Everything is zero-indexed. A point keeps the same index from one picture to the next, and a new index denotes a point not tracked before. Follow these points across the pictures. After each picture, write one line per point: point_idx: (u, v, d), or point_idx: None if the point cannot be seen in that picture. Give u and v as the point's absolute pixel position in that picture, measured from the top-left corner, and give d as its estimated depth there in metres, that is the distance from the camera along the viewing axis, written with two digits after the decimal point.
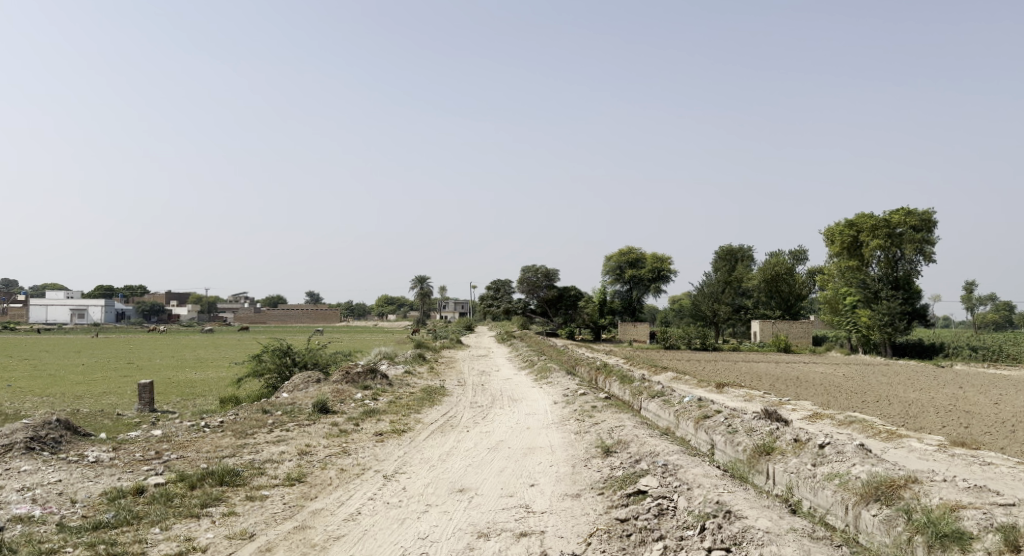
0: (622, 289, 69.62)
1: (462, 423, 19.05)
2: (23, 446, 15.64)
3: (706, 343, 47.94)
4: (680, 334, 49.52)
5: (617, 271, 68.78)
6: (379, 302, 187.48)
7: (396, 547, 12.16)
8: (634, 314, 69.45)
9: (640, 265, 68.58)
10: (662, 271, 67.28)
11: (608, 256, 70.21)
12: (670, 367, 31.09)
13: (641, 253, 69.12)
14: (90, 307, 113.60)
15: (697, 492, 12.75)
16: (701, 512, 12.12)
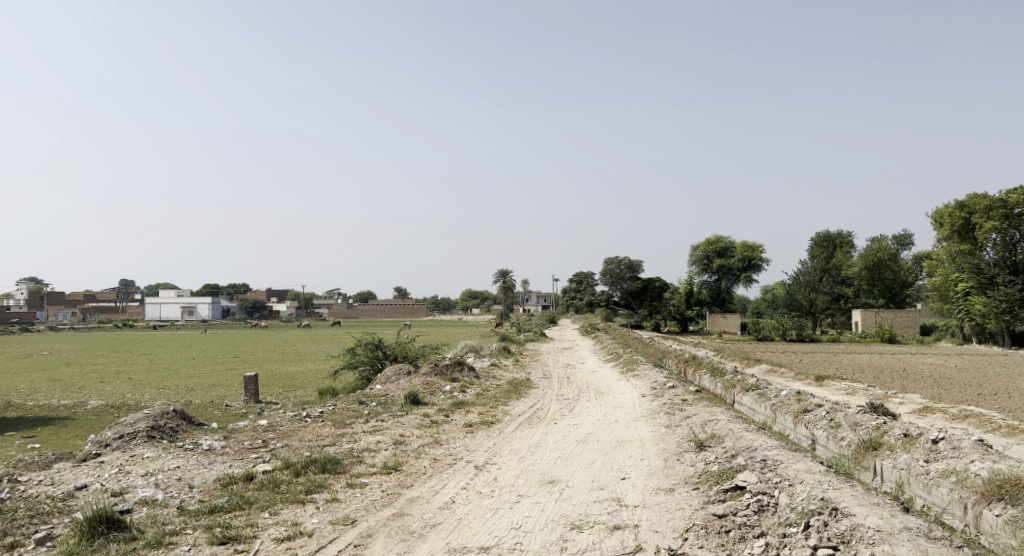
0: (711, 280, 68.62)
1: (550, 415, 19.14)
2: (145, 434, 16.56)
3: (803, 334, 46.49)
4: (774, 324, 48.01)
5: (705, 261, 67.86)
6: (465, 297, 189.50)
7: (490, 537, 12.35)
8: (724, 305, 68.07)
9: (729, 254, 67.18)
10: (753, 261, 65.59)
11: (695, 247, 69.18)
12: (764, 359, 30.50)
13: (731, 241, 67.68)
14: (197, 305, 118.95)
15: (799, 488, 12.48)
16: (805, 509, 11.84)
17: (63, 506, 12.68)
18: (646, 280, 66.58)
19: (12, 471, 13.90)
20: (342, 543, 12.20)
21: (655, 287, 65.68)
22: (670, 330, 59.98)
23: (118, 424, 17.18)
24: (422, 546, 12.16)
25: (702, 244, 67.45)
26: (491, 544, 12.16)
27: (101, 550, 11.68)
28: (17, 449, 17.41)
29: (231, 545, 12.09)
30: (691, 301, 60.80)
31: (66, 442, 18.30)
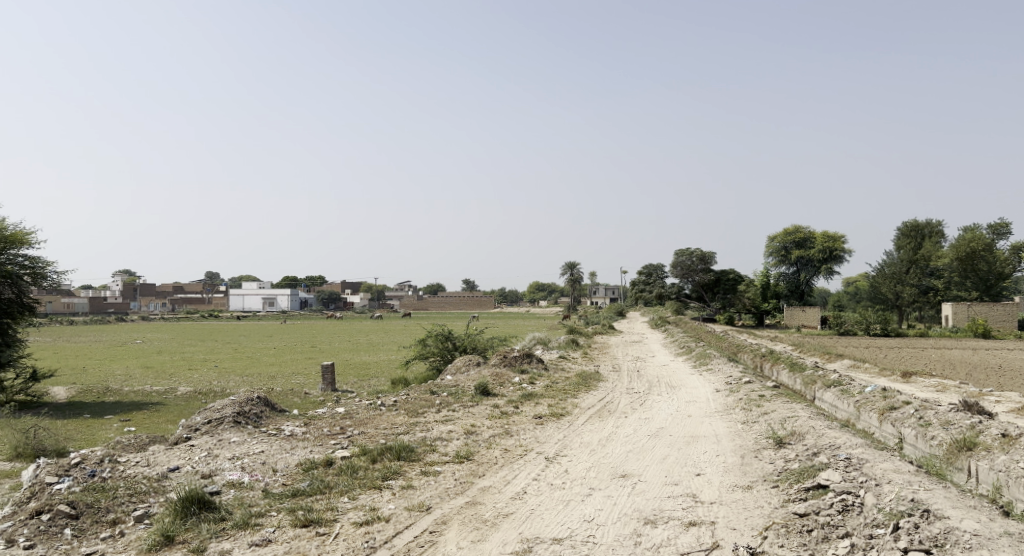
0: (789, 272, 67.10)
1: (622, 408, 18.95)
2: (232, 420, 17.06)
3: (887, 328, 45.03)
4: (857, 319, 46.69)
5: (783, 252, 66.36)
6: (533, 289, 189.50)
7: (563, 528, 12.32)
8: (803, 298, 66.52)
9: (808, 246, 65.40)
10: (833, 252, 63.42)
11: (771, 238, 67.54)
12: (846, 354, 29.62)
13: (811, 232, 65.65)
14: (277, 296, 122.31)
15: (887, 488, 12.06)
16: (894, 510, 11.43)
17: (159, 486, 13.15)
18: (719, 272, 65.42)
19: (110, 452, 14.49)
20: (416, 529, 12.32)
21: (728, 280, 64.52)
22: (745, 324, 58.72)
23: (207, 409, 17.77)
24: (496, 535, 12.19)
25: (780, 235, 65.89)
26: (563, 536, 12.12)
27: (193, 529, 12.05)
28: (115, 432, 18.20)
29: (313, 527, 12.33)
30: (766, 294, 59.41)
31: (158, 425, 19.04)
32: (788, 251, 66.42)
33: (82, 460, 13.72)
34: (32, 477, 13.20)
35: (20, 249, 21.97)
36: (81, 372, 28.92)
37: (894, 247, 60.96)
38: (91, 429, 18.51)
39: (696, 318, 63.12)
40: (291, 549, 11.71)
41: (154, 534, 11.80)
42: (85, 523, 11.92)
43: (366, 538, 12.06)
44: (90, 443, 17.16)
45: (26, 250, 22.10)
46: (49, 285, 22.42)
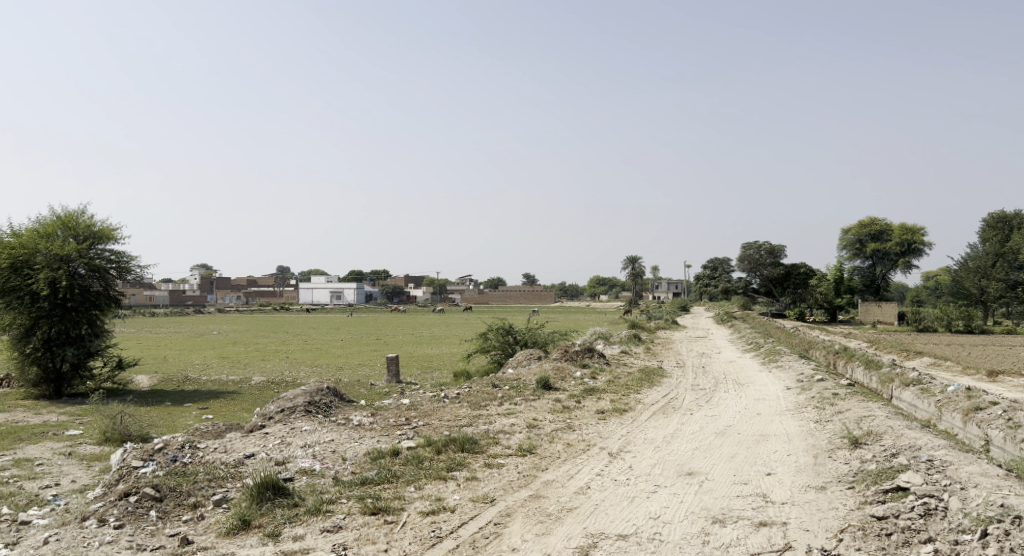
0: (864, 266, 65.60)
1: (686, 403, 18.88)
2: (303, 409, 17.63)
3: (972, 325, 43.53)
4: (937, 315, 45.37)
5: (857, 245, 64.98)
6: (594, 283, 188.70)
7: (629, 525, 12.42)
8: (878, 293, 64.83)
9: (885, 238, 63.74)
10: (912, 245, 61.72)
11: (846, 230, 66.15)
12: (926, 352, 28.86)
13: (887, 224, 64.02)
14: (342, 290, 124.86)
15: (972, 493, 11.82)
16: (982, 516, 11.21)
17: (235, 472, 13.70)
18: (788, 266, 64.07)
19: (190, 438, 15.14)
20: (482, 521, 12.56)
21: (797, 275, 62.96)
22: (817, 320, 57.22)
23: (280, 399, 18.42)
24: (560, 530, 12.36)
25: (854, 228, 64.56)
26: (630, 533, 12.23)
27: (269, 514, 12.52)
28: (194, 419, 18.99)
29: (381, 515, 12.68)
30: (839, 290, 57.78)
31: (234, 413, 19.79)
32: (863, 243, 64.96)
33: (164, 445, 14.38)
34: (119, 461, 13.90)
35: (106, 244, 23.01)
36: (162, 361, 30.20)
37: (980, 239, 58.79)
38: (172, 416, 19.35)
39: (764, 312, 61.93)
40: (361, 536, 12.06)
41: (233, 518, 12.29)
42: (168, 506, 12.50)
43: (433, 527, 12.35)
44: (172, 429, 17.96)
45: (111, 245, 23.13)
46: (133, 279, 23.41)
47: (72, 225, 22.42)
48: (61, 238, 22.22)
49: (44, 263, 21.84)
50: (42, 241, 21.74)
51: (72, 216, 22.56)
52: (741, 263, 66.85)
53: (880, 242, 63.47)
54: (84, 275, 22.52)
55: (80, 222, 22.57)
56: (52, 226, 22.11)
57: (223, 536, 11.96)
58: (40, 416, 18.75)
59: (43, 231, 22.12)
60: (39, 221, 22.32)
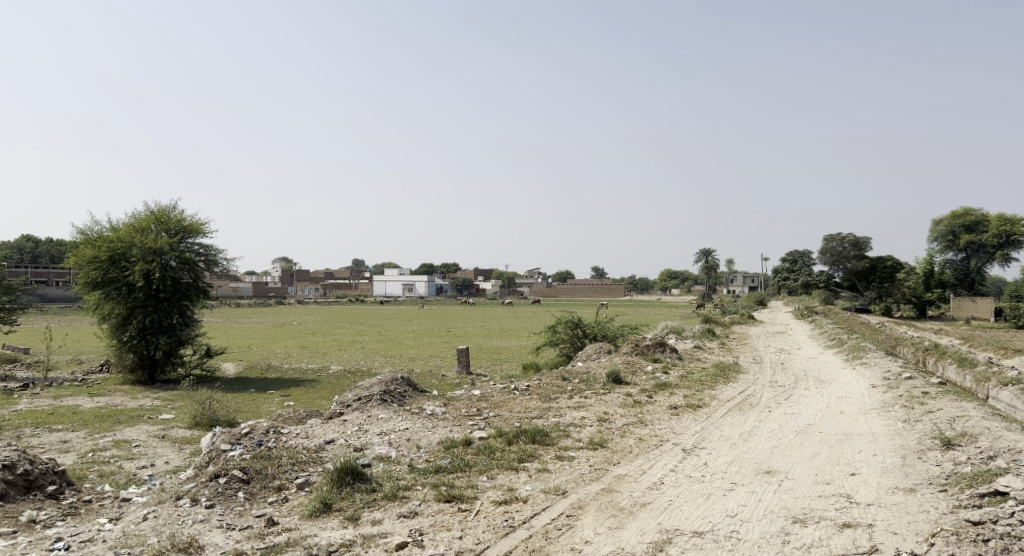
0: (957, 259, 63.04)
1: (764, 401, 18.51)
2: (379, 398, 17.96)
3: None
4: None
5: (950, 237, 62.72)
6: (665, 277, 186.61)
7: (704, 522, 12.29)
8: (973, 287, 61.99)
9: (980, 229, 61.26)
10: (1010, 237, 59.03)
11: (937, 221, 63.98)
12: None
13: (983, 215, 61.48)
14: (414, 282, 126.71)
15: None
16: None
17: (316, 456, 14.08)
18: (874, 259, 62.45)
19: (274, 423, 15.64)
20: (555, 513, 12.59)
21: (882, 268, 61.30)
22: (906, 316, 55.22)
23: (357, 388, 18.82)
24: (633, 524, 12.31)
25: (947, 218, 62.43)
26: (706, 530, 12.11)
27: (348, 498, 12.82)
28: (277, 405, 19.57)
29: (455, 503, 12.84)
30: (929, 283, 55.54)
31: (313, 400, 20.29)
32: (956, 235, 62.63)
33: (250, 430, 14.89)
34: (208, 445, 14.45)
35: (195, 238, 23.84)
36: (246, 350, 31.21)
37: None
38: (256, 402, 19.98)
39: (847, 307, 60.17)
40: (436, 523, 12.23)
41: (315, 500, 12.61)
42: (254, 488, 12.93)
43: (506, 517, 12.44)
44: (255, 415, 18.54)
45: (200, 239, 23.95)
46: (220, 271, 24.21)
47: (163, 219, 23.30)
48: (154, 232, 23.15)
49: (140, 256, 22.80)
50: (137, 235, 22.70)
51: (164, 211, 23.44)
52: (823, 256, 65.42)
53: (975, 233, 61.05)
54: (175, 267, 23.42)
55: (171, 216, 23.45)
56: (147, 221, 23.05)
57: (306, 518, 12.29)
58: (136, 400, 19.61)
59: (138, 225, 23.08)
60: (135, 216, 23.31)
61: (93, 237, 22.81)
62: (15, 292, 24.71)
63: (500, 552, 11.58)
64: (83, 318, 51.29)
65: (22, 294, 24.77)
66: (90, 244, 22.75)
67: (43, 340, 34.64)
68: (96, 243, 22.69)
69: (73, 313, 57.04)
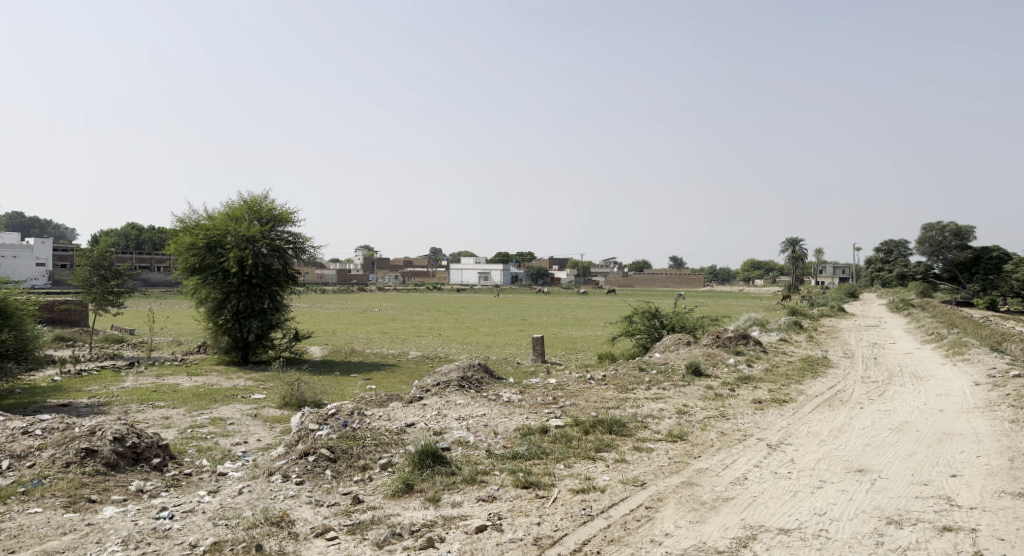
0: None
1: (855, 397, 17.88)
2: (457, 383, 18.10)
3: None
4: None
5: None
6: (747, 268, 182.55)
7: (791, 519, 11.97)
8: None
9: None
10: None
11: None
12: None
13: None
14: (490, 270, 127.51)
15: None
16: None
17: (398, 438, 14.28)
18: (977, 250, 59.72)
19: (357, 405, 15.96)
20: (634, 503, 12.45)
21: (987, 258, 58.47)
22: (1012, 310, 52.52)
23: (435, 373, 19.02)
24: (716, 519, 12.06)
25: None
26: (793, 527, 11.78)
27: (429, 480, 12.94)
28: (359, 388, 19.97)
29: (532, 489, 12.83)
30: None
31: (395, 384, 20.61)
32: None
33: (336, 411, 15.26)
34: (298, 424, 14.86)
35: (285, 226, 24.44)
36: (330, 335, 31.98)
37: None
38: (340, 384, 20.41)
39: (947, 299, 57.56)
40: (514, 508, 12.24)
41: (397, 481, 12.78)
42: (341, 467, 13.20)
43: (584, 505, 12.36)
44: (340, 397, 18.94)
45: (289, 227, 24.52)
46: (308, 259, 24.74)
47: (256, 209, 23.96)
48: (247, 221, 23.83)
49: (234, 244, 23.51)
50: (231, 224, 23.42)
51: (256, 201, 24.10)
52: (922, 247, 63.46)
53: None
54: (266, 254, 24.06)
55: (263, 206, 24.08)
56: (240, 210, 23.76)
57: (389, 497, 12.47)
58: (230, 380, 20.31)
59: (232, 215, 23.81)
60: (229, 206, 24.05)
61: (191, 225, 23.69)
62: (122, 276, 25.86)
63: (579, 540, 11.50)
64: (182, 301, 53.59)
65: (128, 278, 25.89)
66: (189, 231, 23.64)
67: (146, 321, 36.33)
68: (194, 231, 23.53)
69: (173, 296, 59.63)
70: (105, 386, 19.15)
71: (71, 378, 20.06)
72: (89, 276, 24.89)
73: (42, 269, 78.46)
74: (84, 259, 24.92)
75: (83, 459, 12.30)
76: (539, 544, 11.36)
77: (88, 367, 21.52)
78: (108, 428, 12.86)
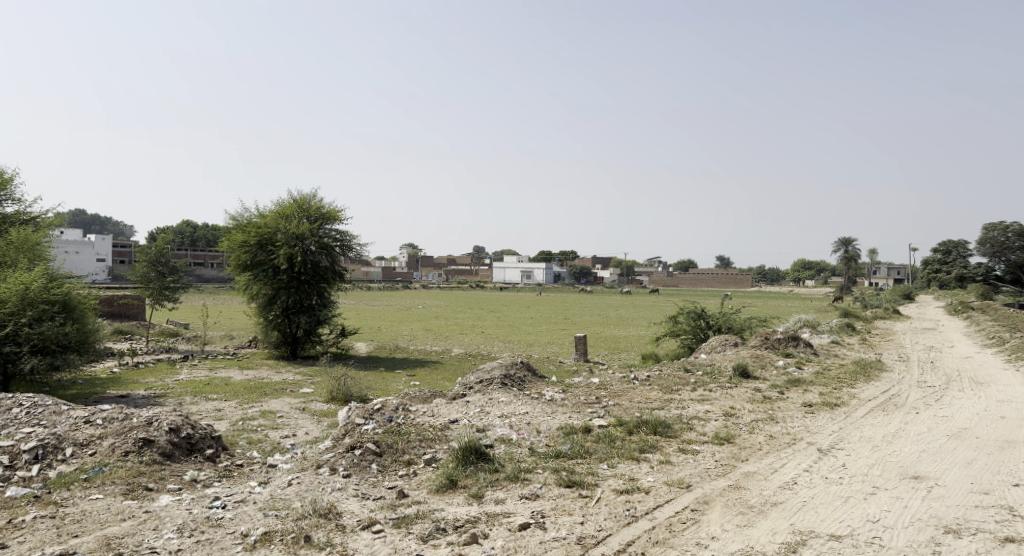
0: None
1: (911, 402, 17.41)
2: (500, 381, 18.09)
3: None
4: None
5: None
6: (796, 269, 179.58)
7: (842, 526, 11.69)
8: None
9: None
10: None
11: None
12: None
13: None
14: (533, 269, 127.37)
15: None
16: None
17: (442, 435, 14.30)
18: None
19: (402, 401, 16.05)
20: (679, 506, 12.27)
21: None
22: None
23: (478, 371, 19.03)
24: (764, 523, 11.84)
25: None
26: (844, 534, 11.51)
27: (472, 476, 12.92)
28: (404, 384, 20.07)
29: (575, 489, 12.73)
30: None
31: (438, 381, 20.65)
32: None
33: (382, 406, 15.35)
34: (344, 419, 14.98)
35: (333, 224, 24.66)
36: (376, 331, 32.26)
37: None
38: (385, 380, 20.54)
39: (1009, 302, 55.81)
40: (557, 507, 12.15)
41: (441, 476, 12.79)
42: (386, 461, 13.27)
43: (628, 506, 12.22)
44: (385, 392, 19.04)
45: (337, 225, 24.74)
46: (355, 256, 24.93)
47: (305, 206, 24.24)
48: (297, 219, 24.10)
49: (284, 242, 23.81)
50: (281, 222, 23.71)
51: (305, 199, 24.37)
52: (983, 247, 61.68)
53: None
54: (315, 251, 24.32)
55: (312, 204, 24.35)
56: (290, 208, 24.06)
57: (433, 492, 12.48)
58: (280, 374, 20.58)
59: (283, 212, 24.11)
60: (279, 204, 24.35)
61: (244, 222, 24.08)
62: (178, 272, 26.39)
63: (623, 540, 11.38)
64: (236, 297, 54.69)
65: (184, 273, 26.39)
66: (241, 229, 24.03)
67: (199, 316, 37.03)
68: (247, 229, 23.91)
69: (227, 293, 60.80)
70: (161, 378, 19.56)
71: (129, 370, 20.56)
72: (147, 272, 25.43)
73: (102, 265, 80.64)
74: (142, 255, 25.47)
75: (140, 448, 12.53)
76: (582, 544, 11.26)
77: (145, 360, 22.01)
78: (164, 419, 13.10)
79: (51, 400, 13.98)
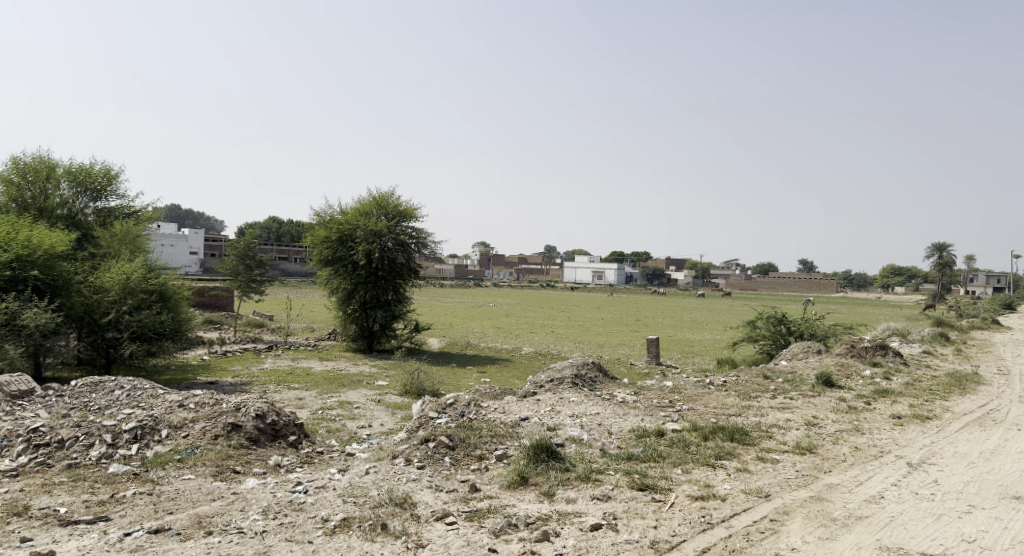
0: None
1: (1010, 418, 16.49)
2: (571, 381, 17.93)
3: None
4: None
5: None
6: (881, 274, 173.96)
7: (934, 544, 11.12)
8: None
9: None
10: None
11: None
12: None
13: None
14: (605, 269, 126.67)
15: None
16: None
17: (514, 432, 14.21)
18: None
19: (474, 397, 16.03)
20: (757, 515, 11.87)
21: None
22: None
23: (550, 370, 18.87)
24: (848, 537, 11.35)
25: None
26: (936, 553, 10.96)
27: (544, 474, 12.78)
28: (475, 381, 20.08)
29: (649, 492, 12.46)
30: None
31: (510, 379, 20.60)
32: None
33: (454, 401, 15.37)
34: (418, 412, 15.06)
35: (409, 222, 24.82)
36: (449, 327, 32.48)
37: None
38: (457, 376, 20.58)
39: None
40: (630, 509, 11.91)
41: (512, 473, 12.69)
42: (458, 455, 13.24)
43: (703, 513, 11.89)
44: (457, 388, 19.07)
45: (413, 223, 24.92)
46: (430, 253, 25.04)
47: (383, 204, 24.52)
48: (375, 216, 24.40)
49: (363, 239, 24.15)
50: (361, 219, 24.03)
51: (384, 197, 24.67)
52: None
53: None
54: (391, 249, 24.53)
55: (390, 201, 24.61)
56: (369, 206, 24.38)
57: (505, 488, 12.39)
58: (357, 367, 20.88)
59: (362, 210, 24.46)
60: (359, 201, 24.74)
61: (327, 219, 24.51)
62: (264, 266, 27.03)
63: (699, 547, 11.07)
64: (319, 290, 55.81)
65: (270, 267, 27.01)
66: (324, 225, 24.47)
67: (281, 309, 37.93)
68: (329, 225, 24.34)
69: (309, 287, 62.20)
70: (246, 366, 20.09)
71: (217, 358, 21.19)
72: (236, 265, 26.12)
73: (194, 257, 83.40)
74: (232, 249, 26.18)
75: (229, 432, 12.82)
76: (656, 548, 11.01)
77: (232, 348, 22.66)
78: (251, 405, 13.39)
79: (149, 384, 14.49)
